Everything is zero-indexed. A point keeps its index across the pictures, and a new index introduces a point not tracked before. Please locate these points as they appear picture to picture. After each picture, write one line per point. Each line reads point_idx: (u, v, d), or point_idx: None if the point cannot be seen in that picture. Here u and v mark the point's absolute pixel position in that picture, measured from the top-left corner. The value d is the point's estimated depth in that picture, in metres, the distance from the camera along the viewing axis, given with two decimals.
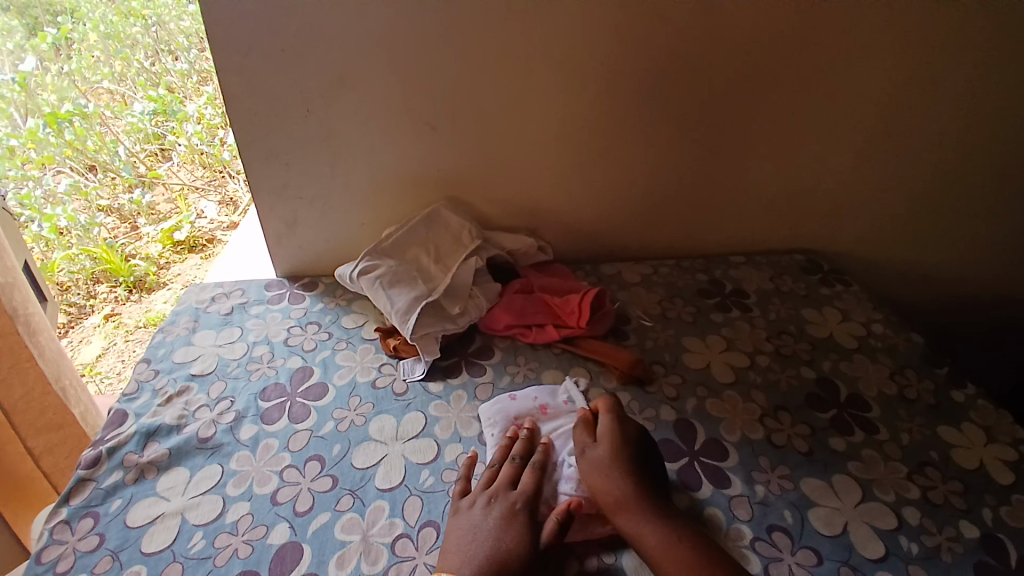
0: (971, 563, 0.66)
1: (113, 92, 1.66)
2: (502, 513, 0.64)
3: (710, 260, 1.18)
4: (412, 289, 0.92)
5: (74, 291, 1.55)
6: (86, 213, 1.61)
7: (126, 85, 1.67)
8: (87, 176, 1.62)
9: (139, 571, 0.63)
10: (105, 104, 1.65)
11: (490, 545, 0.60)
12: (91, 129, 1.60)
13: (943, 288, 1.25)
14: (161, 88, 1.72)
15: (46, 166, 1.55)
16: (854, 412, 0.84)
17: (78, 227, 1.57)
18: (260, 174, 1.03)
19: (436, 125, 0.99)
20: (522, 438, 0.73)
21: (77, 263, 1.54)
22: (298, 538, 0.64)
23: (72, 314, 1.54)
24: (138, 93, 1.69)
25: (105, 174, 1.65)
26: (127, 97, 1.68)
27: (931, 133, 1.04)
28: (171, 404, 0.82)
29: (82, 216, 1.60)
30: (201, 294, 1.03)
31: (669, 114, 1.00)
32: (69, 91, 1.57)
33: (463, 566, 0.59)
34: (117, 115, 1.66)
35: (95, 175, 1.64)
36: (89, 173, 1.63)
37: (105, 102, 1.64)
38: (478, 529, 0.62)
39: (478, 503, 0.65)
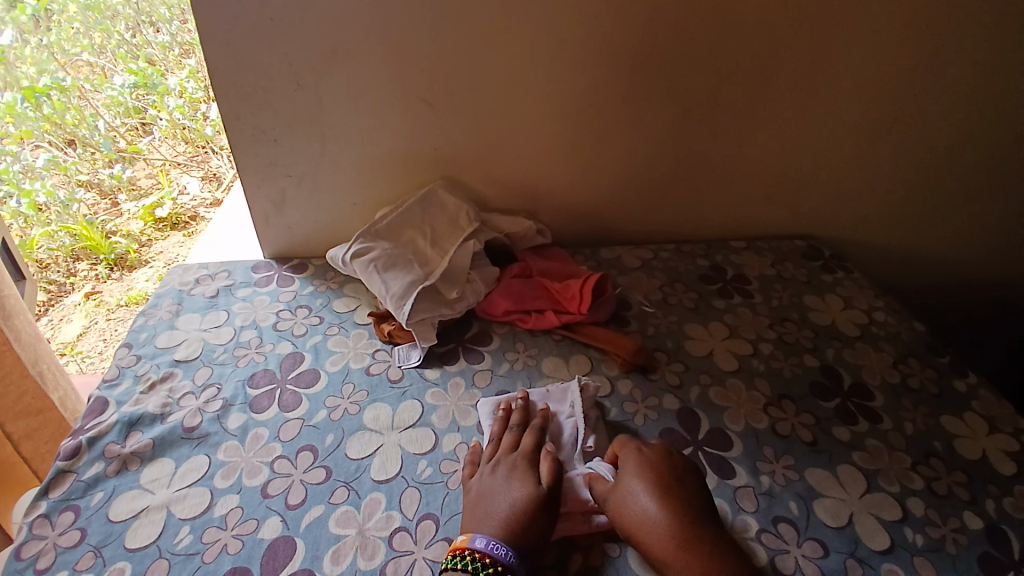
0: (976, 554, 0.65)
1: (93, 65, 1.59)
2: (509, 472, 0.65)
3: (710, 244, 1.15)
4: (408, 273, 0.88)
5: (54, 269, 1.50)
6: (65, 188, 1.55)
7: (105, 57, 1.60)
8: (65, 151, 1.56)
9: (123, 567, 0.60)
10: (84, 77, 1.58)
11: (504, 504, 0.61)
12: (69, 103, 1.53)
13: (942, 272, 1.24)
14: (141, 60, 1.64)
15: (24, 141, 1.48)
16: (858, 401, 0.83)
17: (57, 203, 1.50)
18: (245, 151, 0.98)
19: (430, 101, 0.95)
20: (518, 408, 0.74)
21: (56, 240, 1.49)
22: (291, 532, 0.62)
23: (52, 292, 1.49)
24: (118, 66, 1.62)
25: (85, 148, 1.58)
26: (106, 69, 1.60)
27: (937, 116, 1.02)
28: (154, 392, 0.78)
29: (61, 192, 1.54)
30: (184, 276, 0.99)
31: (673, 94, 0.97)
32: (47, 63, 1.50)
33: (480, 523, 0.60)
34: (96, 88, 1.58)
35: (74, 150, 1.57)
36: (68, 148, 1.57)
37: (85, 74, 1.58)
38: (490, 494, 0.62)
39: (486, 472, 0.65)
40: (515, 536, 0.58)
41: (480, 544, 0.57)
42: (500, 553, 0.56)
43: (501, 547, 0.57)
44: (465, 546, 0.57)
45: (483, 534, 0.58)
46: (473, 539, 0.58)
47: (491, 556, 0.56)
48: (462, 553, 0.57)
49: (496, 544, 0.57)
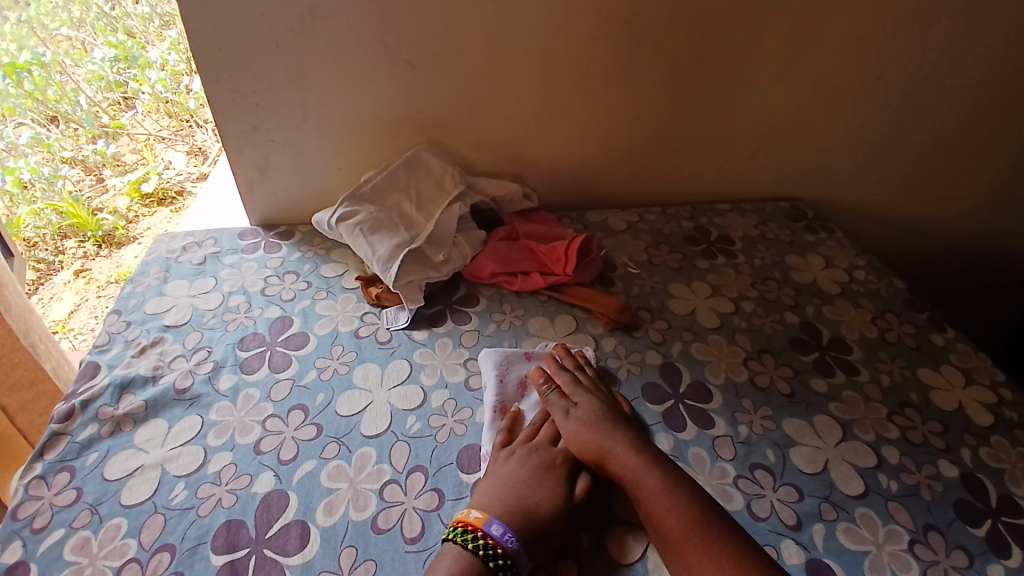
0: (952, 500, 0.67)
1: (72, 39, 1.56)
2: (537, 466, 0.63)
3: (696, 206, 1.16)
4: (394, 236, 0.88)
5: (42, 247, 1.49)
6: (49, 164, 1.52)
7: (85, 31, 1.58)
8: (49, 128, 1.53)
9: (120, 523, 0.61)
10: (64, 51, 1.54)
11: (522, 494, 0.60)
12: (51, 78, 1.50)
13: (925, 234, 1.25)
14: (121, 33, 1.63)
15: (7, 117, 1.46)
16: (836, 354, 0.85)
17: (42, 180, 1.48)
18: (227, 116, 0.97)
19: (414, 62, 0.94)
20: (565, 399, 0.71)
21: (43, 218, 1.47)
22: (283, 486, 0.64)
23: (41, 271, 1.48)
24: (98, 39, 1.59)
25: (68, 124, 1.55)
26: (86, 43, 1.58)
27: (922, 75, 1.02)
28: (144, 356, 0.79)
29: (46, 168, 1.51)
30: (171, 243, 0.99)
31: (658, 54, 0.96)
32: (27, 40, 1.47)
33: (490, 510, 0.59)
34: (77, 63, 1.55)
35: (57, 127, 1.54)
36: (51, 125, 1.53)
37: (65, 49, 1.54)
38: (512, 478, 0.62)
39: (515, 454, 0.65)
40: (526, 531, 0.57)
41: (495, 530, 0.56)
42: (509, 546, 0.56)
43: (511, 540, 0.56)
44: (479, 525, 0.57)
45: (500, 520, 0.58)
46: (487, 522, 0.57)
47: (502, 547, 0.55)
48: (479, 534, 0.56)
49: (507, 535, 0.56)
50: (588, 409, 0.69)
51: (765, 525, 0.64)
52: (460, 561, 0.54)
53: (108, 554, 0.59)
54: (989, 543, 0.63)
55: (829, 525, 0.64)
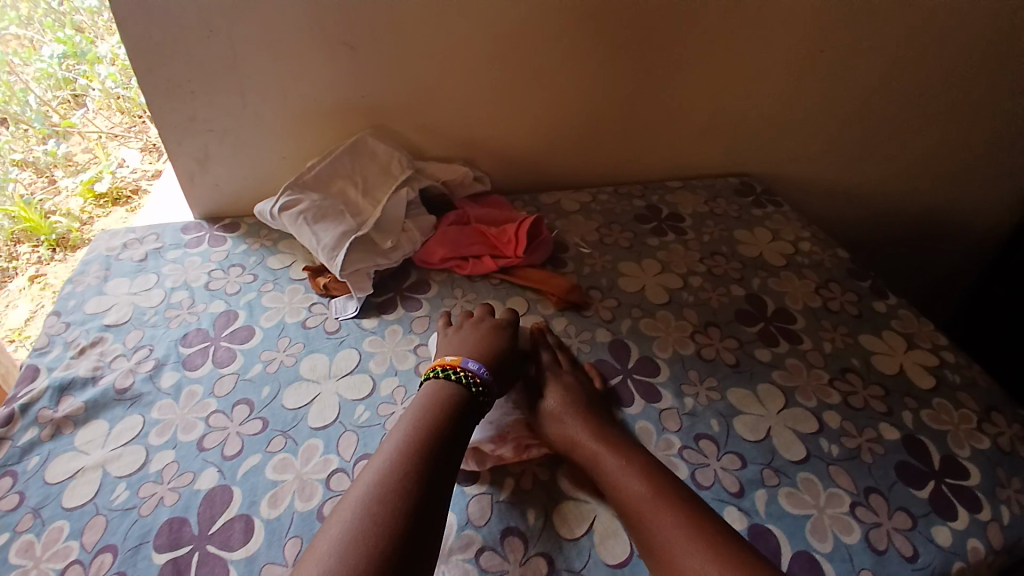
0: (892, 462, 0.70)
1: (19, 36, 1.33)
2: (486, 325, 0.77)
3: (648, 185, 1.17)
4: (339, 224, 0.87)
5: None
6: None
7: (32, 27, 1.34)
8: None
9: (62, 525, 0.60)
10: (11, 50, 1.33)
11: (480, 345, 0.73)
12: None
13: (874, 204, 1.28)
14: (69, 27, 1.37)
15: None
16: (780, 324, 0.87)
17: None
18: (163, 106, 0.94)
19: (353, 45, 0.92)
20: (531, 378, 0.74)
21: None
22: (227, 481, 0.63)
23: None
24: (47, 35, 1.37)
25: (17, 125, 1.37)
26: (34, 41, 1.35)
27: (863, 48, 1.04)
28: (84, 357, 0.77)
29: None
30: (111, 241, 0.96)
31: (603, 31, 0.96)
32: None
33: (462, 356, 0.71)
34: (23, 61, 1.35)
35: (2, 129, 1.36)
36: None
37: (10, 47, 1.32)
38: (467, 337, 0.75)
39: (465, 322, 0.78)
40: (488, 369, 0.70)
41: (472, 366, 0.68)
42: (481, 378, 0.68)
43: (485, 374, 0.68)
44: (458, 363, 0.68)
45: (473, 359, 0.70)
46: (464, 361, 0.69)
47: (477, 376, 0.68)
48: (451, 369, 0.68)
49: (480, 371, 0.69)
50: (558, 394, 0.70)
51: (708, 492, 0.65)
52: (438, 386, 0.66)
53: (52, 557, 0.57)
54: (931, 504, 0.66)
55: (771, 490, 0.66)
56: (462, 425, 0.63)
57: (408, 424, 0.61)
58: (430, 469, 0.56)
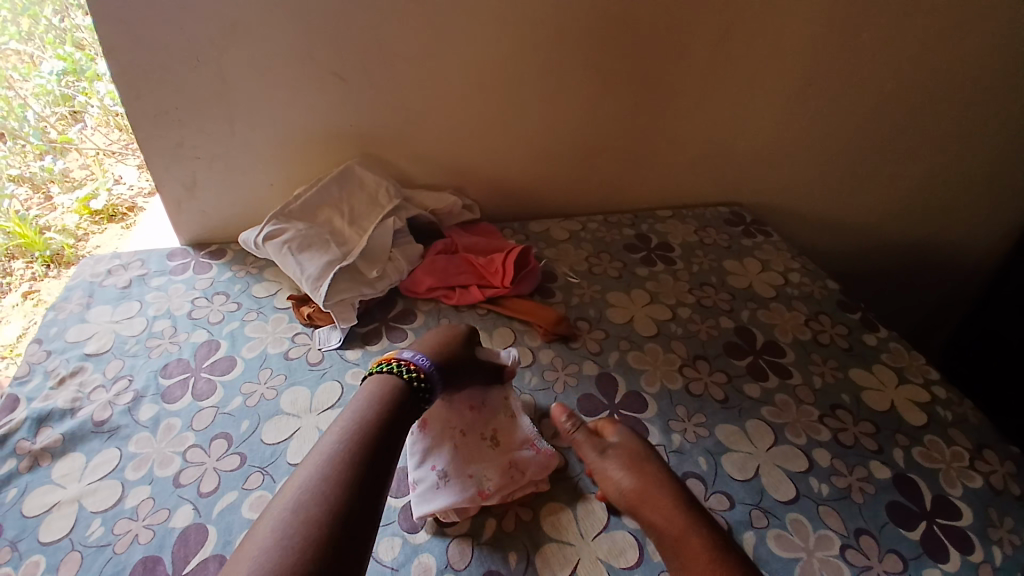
0: (883, 502, 0.68)
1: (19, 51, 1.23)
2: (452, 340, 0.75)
3: (638, 213, 1.17)
4: (325, 254, 0.87)
5: None
6: None
7: (34, 42, 1.24)
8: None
9: (38, 560, 0.58)
10: (11, 66, 1.23)
11: (432, 344, 0.74)
12: None
13: (865, 235, 1.28)
14: (72, 43, 1.25)
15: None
16: (770, 358, 0.86)
17: None
18: (151, 132, 0.94)
19: (343, 76, 0.92)
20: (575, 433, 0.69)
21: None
22: (202, 520, 0.61)
23: None
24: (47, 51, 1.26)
25: (14, 142, 1.26)
26: (33, 57, 1.25)
27: (850, 80, 1.05)
28: (64, 387, 0.75)
29: None
30: (96, 267, 0.95)
31: (593, 62, 0.97)
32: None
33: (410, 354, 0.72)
34: (23, 76, 1.24)
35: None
36: None
37: (10, 62, 1.22)
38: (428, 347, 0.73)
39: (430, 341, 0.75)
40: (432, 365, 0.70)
41: (408, 355, 0.70)
42: (424, 370, 0.69)
43: (426, 367, 0.69)
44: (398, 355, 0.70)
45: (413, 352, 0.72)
46: (401, 353, 0.71)
47: (417, 367, 0.69)
48: (390, 362, 0.70)
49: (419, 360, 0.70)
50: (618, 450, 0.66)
51: None
52: (383, 377, 0.68)
53: None
54: (923, 546, 0.64)
55: (759, 533, 0.64)
56: (404, 415, 0.65)
57: (351, 414, 0.62)
58: (354, 471, 0.56)
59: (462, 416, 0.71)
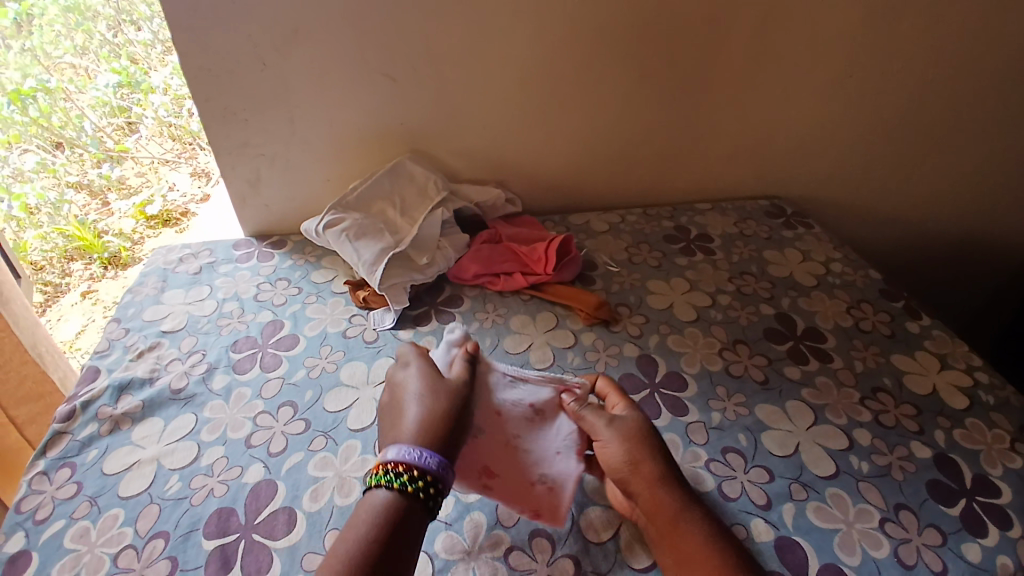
0: (923, 479, 0.69)
1: (77, 67, 1.52)
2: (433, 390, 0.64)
3: (677, 206, 1.20)
4: (379, 240, 0.92)
5: (49, 270, 1.46)
6: (55, 189, 1.52)
7: (88, 58, 1.54)
8: (54, 154, 1.52)
9: (117, 513, 0.65)
10: (68, 79, 1.51)
11: (428, 403, 0.63)
12: (55, 105, 1.47)
13: (908, 228, 1.28)
14: (124, 59, 1.57)
15: (12, 145, 1.45)
16: (811, 343, 0.88)
17: (48, 205, 1.48)
18: (217, 132, 1.01)
19: (394, 76, 0.98)
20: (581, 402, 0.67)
21: (49, 241, 1.45)
22: (272, 476, 0.67)
23: (48, 293, 1.45)
24: (102, 66, 1.55)
25: (73, 150, 1.54)
26: (89, 70, 1.54)
27: (888, 72, 1.06)
28: (142, 359, 0.83)
29: (52, 193, 1.50)
30: (168, 255, 1.03)
31: (631, 58, 1.00)
32: (31, 67, 1.44)
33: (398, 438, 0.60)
34: (81, 90, 1.53)
35: (63, 153, 1.53)
36: (57, 150, 1.53)
37: (69, 77, 1.51)
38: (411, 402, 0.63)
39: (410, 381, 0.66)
40: (437, 447, 0.59)
41: (398, 455, 0.57)
42: (430, 466, 0.57)
43: (433, 462, 0.57)
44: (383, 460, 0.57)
45: (401, 443, 0.59)
46: (386, 453, 0.58)
47: (423, 469, 0.56)
48: (386, 468, 0.56)
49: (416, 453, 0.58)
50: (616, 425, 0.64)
51: (735, 503, 0.66)
52: (386, 498, 0.55)
53: (106, 542, 0.62)
54: (963, 522, 0.65)
55: (799, 504, 0.66)
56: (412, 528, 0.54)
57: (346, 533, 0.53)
58: None
59: (496, 426, 0.66)
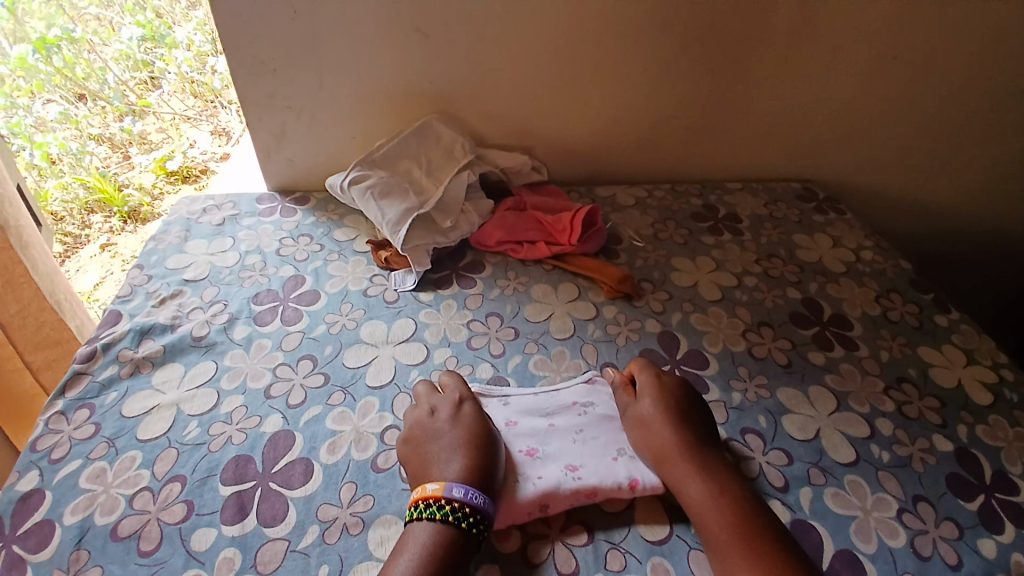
0: (943, 473, 0.68)
1: (101, 18, 1.51)
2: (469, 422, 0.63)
3: (706, 184, 1.17)
4: (404, 201, 0.91)
5: (69, 221, 1.47)
6: (76, 141, 1.51)
7: (113, 10, 1.52)
8: (77, 106, 1.51)
9: (135, 455, 0.65)
10: (93, 30, 1.49)
11: (467, 440, 0.61)
12: (80, 57, 1.46)
13: (941, 220, 1.25)
14: (149, 12, 1.57)
15: (36, 95, 1.43)
16: (836, 330, 0.86)
17: (70, 155, 1.47)
18: (245, 82, 1.00)
19: (426, 32, 0.96)
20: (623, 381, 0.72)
21: (70, 192, 1.45)
22: (290, 427, 0.67)
23: (68, 244, 1.46)
24: (126, 19, 1.54)
25: (95, 103, 1.53)
26: (114, 23, 1.52)
27: (939, 57, 1.01)
28: (164, 306, 0.83)
29: (73, 144, 1.50)
30: (192, 206, 1.03)
31: (670, 27, 0.97)
32: (56, 17, 1.42)
33: (445, 475, 0.58)
34: (105, 42, 1.50)
35: (85, 105, 1.53)
36: (79, 102, 1.52)
37: (93, 28, 1.49)
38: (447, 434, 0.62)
39: (441, 409, 0.65)
40: (481, 485, 0.58)
41: (456, 492, 0.56)
42: (475, 501, 0.56)
43: (477, 496, 0.56)
44: (439, 494, 0.56)
45: (456, 481, 0.57)
46: (448, 487, 0.56)
47: (468, 504, 0.55)
48: (437, 500, 0.55)
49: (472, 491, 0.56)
50: (649, 405, 0.67)
51: (753, 483, 0.66)
52: (429, 531, 0.54)
53: (122, 483, 0.63)
54: (980, 517, 0.64)
55: (817, 488, 0.66)
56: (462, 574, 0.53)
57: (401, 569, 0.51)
58: None
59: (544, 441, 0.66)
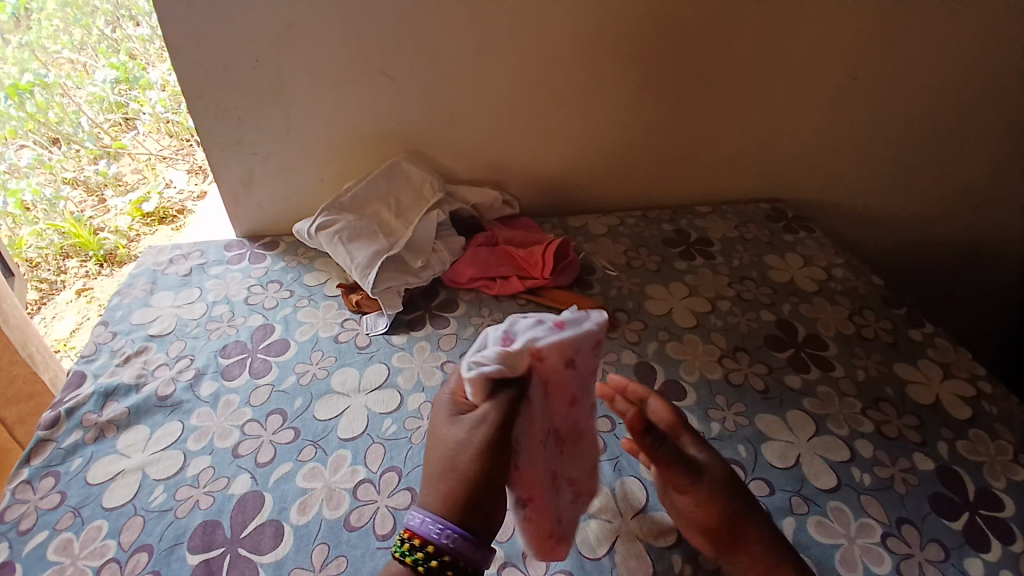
0: (926, 493, 0.68)
1: (74, 62, 1.50)
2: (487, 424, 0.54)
3: (677, 210, 1.18)
4: (373, 243, 0.91)
5: (45, 267, 1.45)
6: (50, 185, 1.50)
7: (86, 53, 1.51)
8: (51, 150, 1.51)
9: (101, 525, 0.63)
10: (65, 74, 1.49)
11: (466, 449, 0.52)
12: (52, 101, 1.47)
13: (909, 234, 1.27)
14: (122, 54, 1.54)
15: (9, 141, 1.46)
16: (812, 351, 0.86)
17: (44, 201, 1.45)
18: (210, 129, 0.99)
19: (391, 74, 0.96)
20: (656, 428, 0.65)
21: (45, 238, 1.43)
22: (260, 487, 0.65)
23: (44, 290, 1.44)
24: (100, 62, 1.53)
25: (69, 146, 1.52)
26: (87, 66, 1.52)
27: (894, 78, 1.04)
28: (129, 364, 0.81)
29: (47, 189, 1.49)
30: (158, 256, 1.01)
31: (633, 60, 0.98)
32: (29, 62, 1.44)
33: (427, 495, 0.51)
34: (78, 85, 1.51)
35: (59, 149, 1.52)
36: (53, 146, 1.51)
37: (66, 72, 1.49)
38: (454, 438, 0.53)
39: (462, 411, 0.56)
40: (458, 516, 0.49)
41: (414, 520, 0.49)
42: (446, 541, 0.48)
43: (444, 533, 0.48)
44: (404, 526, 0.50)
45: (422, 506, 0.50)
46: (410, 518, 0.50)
47: (434, 543, 0.48)
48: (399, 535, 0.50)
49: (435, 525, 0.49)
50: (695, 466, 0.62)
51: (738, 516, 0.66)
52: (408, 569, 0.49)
53: (89, 554, 0.60)
54: (965, 536, 0.64)
55: (799, 518, 0.65)
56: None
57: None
58: None
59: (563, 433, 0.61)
